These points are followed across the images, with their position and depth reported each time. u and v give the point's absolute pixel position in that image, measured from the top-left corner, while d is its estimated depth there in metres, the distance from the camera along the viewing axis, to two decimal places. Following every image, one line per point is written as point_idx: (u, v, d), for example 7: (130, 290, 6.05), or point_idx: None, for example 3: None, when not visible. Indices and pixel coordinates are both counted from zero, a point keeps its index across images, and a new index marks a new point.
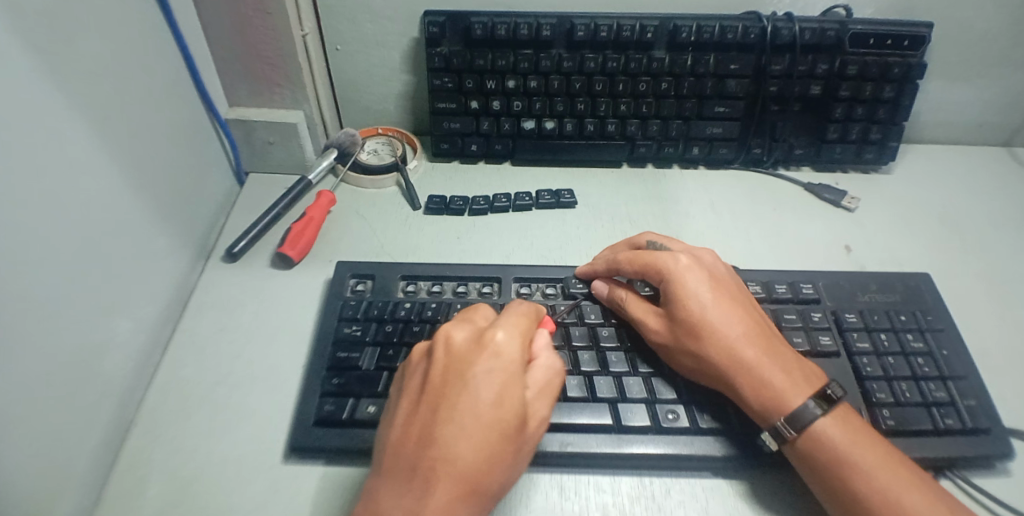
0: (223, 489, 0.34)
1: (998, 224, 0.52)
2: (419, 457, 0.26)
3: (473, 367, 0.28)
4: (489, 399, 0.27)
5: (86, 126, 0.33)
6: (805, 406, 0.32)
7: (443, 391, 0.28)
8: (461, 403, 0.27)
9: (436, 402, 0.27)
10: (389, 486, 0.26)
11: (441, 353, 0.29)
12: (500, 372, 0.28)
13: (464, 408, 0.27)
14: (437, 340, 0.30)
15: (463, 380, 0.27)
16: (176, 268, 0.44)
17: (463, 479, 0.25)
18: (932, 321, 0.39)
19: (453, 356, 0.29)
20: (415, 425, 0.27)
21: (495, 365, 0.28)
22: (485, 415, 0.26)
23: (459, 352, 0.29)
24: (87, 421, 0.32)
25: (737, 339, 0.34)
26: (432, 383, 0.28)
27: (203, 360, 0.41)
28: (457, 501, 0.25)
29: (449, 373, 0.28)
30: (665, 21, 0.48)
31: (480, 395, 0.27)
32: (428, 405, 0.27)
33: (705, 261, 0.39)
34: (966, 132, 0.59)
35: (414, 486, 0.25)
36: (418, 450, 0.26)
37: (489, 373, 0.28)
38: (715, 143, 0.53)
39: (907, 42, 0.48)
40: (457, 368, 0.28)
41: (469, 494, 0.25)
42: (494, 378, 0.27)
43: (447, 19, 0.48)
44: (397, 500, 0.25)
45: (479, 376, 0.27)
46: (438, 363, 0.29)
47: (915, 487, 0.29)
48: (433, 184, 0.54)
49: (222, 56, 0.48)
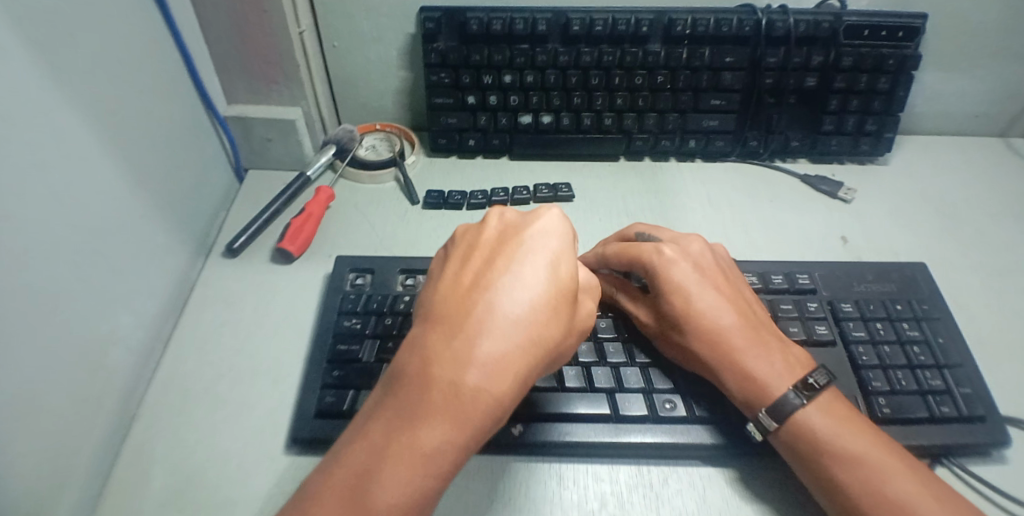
0: (226, 480, 0.34)
1: (994, 215, 0.52)
2: (469, 304, 0.26)
3: (528, 230, 0.29)
4: (544, 257, 0.28)
5: (85, 124, 0.33)
6: (785, 396, 0.32)
7: (497, 251, 0.29)
8: (516, 256, 0.28)
9: (489, 259, 0.28)
10: (437, 330, 0.26)
11: (492, 224, 0.30)
12: (554, 236, 0.29)
13: (519, 262, 0.27)
14: (490, 215, 0.31)
15: (516, 241, 0.29)
16: (176, 264, 0.44)
17: (516, 326, 0.26)
18: (928, 310, 0.40)
19: (505, 225, 0.30)
20: (469, 278, 0.28)
21: (551, 227, 0.29)
22: (540, 270, 0.27)
23: (514, 221, 0.30)
24: (89, 415, 0.33)
25: (720, 332, 0.34)
26: (484, 245, 0.29)
27: (204, 355, 0.41)
28: (507, 349, 0.25)
29: (502, 238, 0.29)
30: (660, 15, 0.48)
31: (536, 252, 0.28)
32: (480, 263, 0.28)
33: (692, 252, 0.38)
34: (963, 123, 0.60)
35: (472, 326, 0.25)
36: (472, 293, 0.27)
37: (542, 236, 0.28)
38: (712, 136, 0.54)
39: (902, 34, 0.49)
40: (509, 234, 0.29)
41: (521, 343, 0.25)
42: (550, 240, 0.28)
43: (443, 15, 0.48)
44: (448, 341, 0.25)
45: (532, 239, 0.28)
46: (490, 232, 0.30)
47: (901, 473, 0.29)
48: (431, 179, 0.54)
49: (220, 53, 0.48)
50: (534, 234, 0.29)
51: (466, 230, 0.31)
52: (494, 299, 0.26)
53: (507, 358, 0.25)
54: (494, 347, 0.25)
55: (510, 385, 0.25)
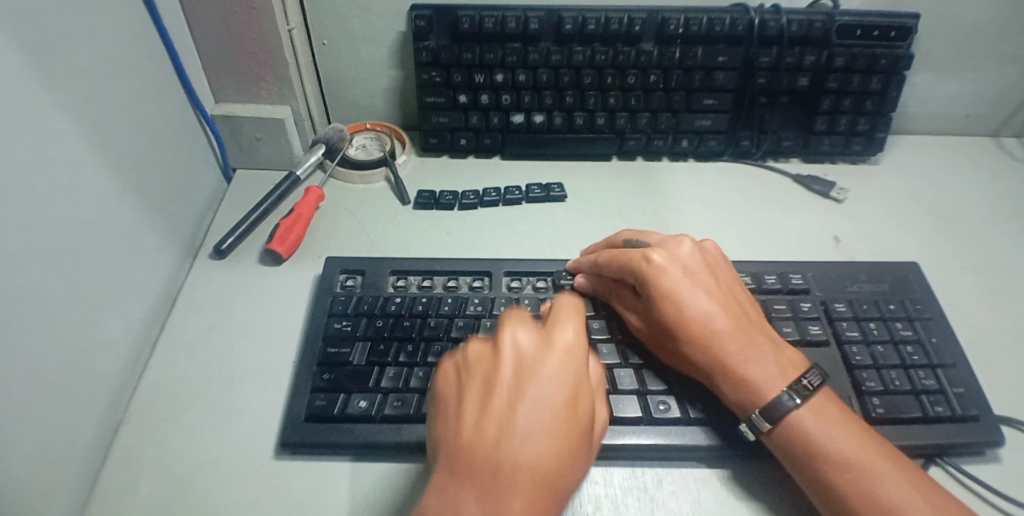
0: (213, 486, 0.33)
1: (985, 214, 0.52)
2: (495, 460, 0.24)
3: (547, 364, 0.27)
4: (562, 396, 0.26)
5: (69, 121, 0.32)
6: (779, 398, 0.32)
7: (516, 387, 0.26)
8: (539, 400, 0.26)
9: (510, 402, 0.26)
10: (463, 487, 0.24)
11: (508, 354, 0.27)
12: (573, 374, 0.27)
13: (544, 410, 0.26)
14: (502, 339, 0.28)
15: (537, 380, 0.26)
16: (164, 265, 0.43)
17: (541, 476, 0.24)
18: (921, 310, 0.40)
19: (522, 354, 0.27)
20: (491, 421, 0.25)
21: (568, 360, 0.27)
22: (561, 414, 0.26)
23: (529, 348, 0.27)
24: (74, 423, 0.32)
25: (710, 339, 0.34)
26: (502, 378, 0.26)
27: (193, 358, 0.40)
28: (535, 503, 0.24)
29: (520, 370, 0.27)
30: (653, 14, 0.48)
31: (557, 398, 0.26)
32: (502, 406, 0.26)
33: (681, 257, 0.37)
34: (954, 123, 0.60)
35: (500, 488, 0.23)
36: (498, 443, 0.24)
37: (561, 373, 0.27)
38: (705, 136, 0.53)
39: (894, 34, 0.49)
40: (529, 368, 0.27)
41: (545, 494, 0.24)
42: (569, 378, 0.27)
43: (434, 14, 0.48)
44: (477, 495, 0.23)
45: (554, 378, 0.26)
46: (507, 359, 0.27)
47: (895, 476, 0.29)
48: (423, 179, 0.54)
49: (207, 51, 0.48)
50: (554, 372, 0.27)
51: (479, 353, 0.28)
52: (520, 446, 0.24)
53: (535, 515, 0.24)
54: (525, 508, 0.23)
55: None
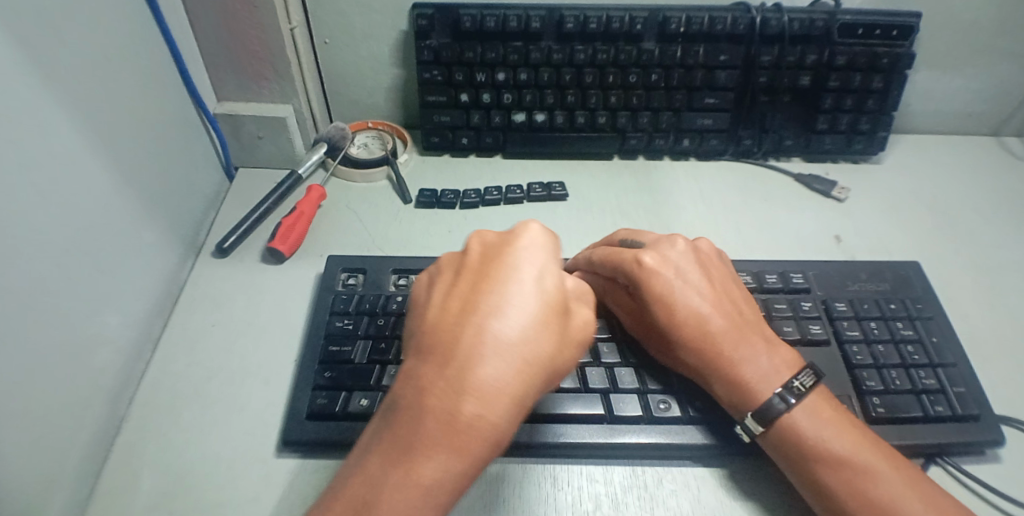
0: (215, 483, 0.34)
1: (986, 214, 0.52)
2: (457, 330, 0.25)
3: (509, 246, 0.27)
4: (525, 272, 0.26)
5: (72, 120, 0.32)
6: (770, 401, 0.32)
7: (479, 270, 0.27)
8: (501, 275, 0.26)
9: (474, 282, 0.27)
10: (427, 360, 0.25)
11: (474, 249, 0.28)
12: (538, 253, 0.27)
13: (504, 287, 0.26)
14: (470, 239, 0.29)
15: (499, 262, 0.27)
16: (166, 263, 0.43)
17: (505, 342, 0.24)
18: (921, 309, 0.40)
19: (487, 245, 0.28)
20: (454, 301, 0.26)
21: (533, 241, 0.27)
22: (523, 289, 0.26)
23: (493, 239, 0.28)
24: (77, 419, 0.32)
25: (704, 340, 0.34)
26: (467, 267, 0.28)
27: (195, 356, 0.41)
28: (500, 372, 0.24)
29: (485, 257, 0.28)
30: (654, 13, 0.48)
31: (520, 273, 0.26)
32: (466, 287, 0.27)
33: (672, 258, 0.37)
34: (956, 122, 0.60)
35: (460, 354, 0.24)
36: (459, 317, 0.25)
37: (524, 252, 0.27)
38: (706, 134, 0.53)
39: (895, 33, 0.49)
40: (492, 255, 0.27)
41: (513, 360, 0.24)
42: (534, 257, 0.27)
43: (435, 12, 0.48)
44: (438, 364, 0.24)
45: (516, 257, 0.27)
46: (473, 252, 0.28)
47: (888, 477, 0.29)
48: (424, 178, 0.54)
49: (209, 49, 0.48)
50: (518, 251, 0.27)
51: (452, 255, 0.30)
52: (480, 315, 0.25)
53: (501, 382, 0.24)
54: (486, 372, 0.24)
55: (506, 409, 0.24)
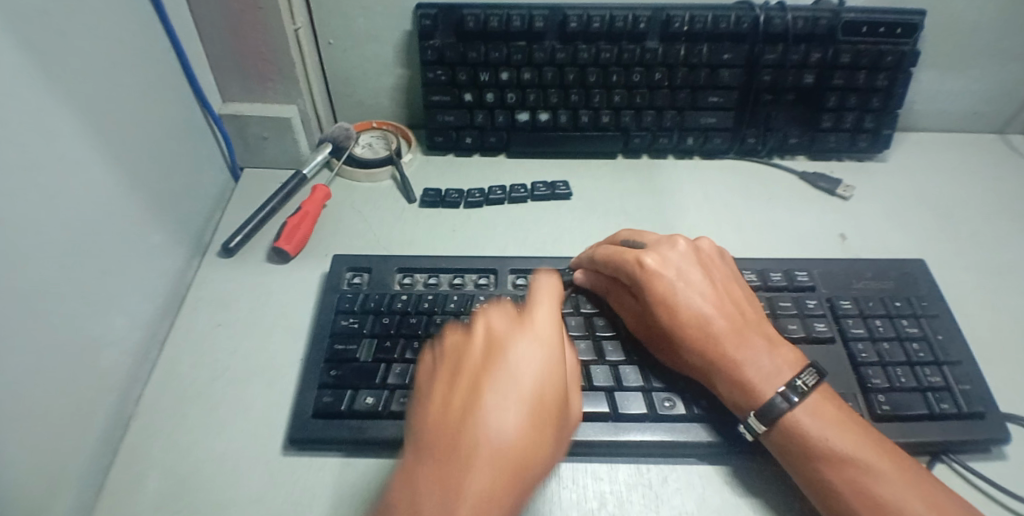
0: (222, 481, 0.34)
1: (992, 212, 0.52)
2: (458, 426, 0.25)
3: (513, 344, 0.28)
4: (530, 371, 0.27)
5: (78, 121, 0.33)
6: (772, 400, 0.32)
7: (483, 364, 0.28)
8: (505, 374, 0.27)
9: (477, 375, 0.27)
10: (425, 458, 0.24)
11: (481, 337, 0.29)
12: (542, 352, 0.28)
13: (510, 382, 0.27)
14: (476, 327, 0.30)
15: (506, 356, 0.28)
16: (172, 263, 0.44)
17: (504, 445, 0.25)
18: (927, 307, 0.40)
19: (492, 335, 0.29)
20: (457, 396, 0.27)
21: (535, 341, 0.29)
22: (529, 388, 0.27)
23: (500, 331, 0.29)
24: (85, 417, 0.32)
25: (706, 340, 0.34)
26: (470, 360, 0.28)
27: (201, 355, 0.41)
28: (503, 474, 0.24)
29: (489, 350, 0.28)
30: (658, 12, 0.48)
31: (525, 372, 0.27)
32: (469, 380, 0.27)
33: (673, 259, 0.38)
34: (961, 120, 0.59)
35: (459, 453, 0.24)
36: (462, 413, 0.26)
37: (530, 350, 0.28)
38: (710, 133, 0.53)
39: (900, 31, 0.48)
40: (499, 348, 0.28)
41: (509, 464, 0.25)
42: (540, 355, 0.28)
43: (439, 12, 0.48)
44: (436, 464, 0.24)
45: (522, 354, 0.28)
46: (477, 343, 0.29)
47: (891, 475, 0.29)
48: (428, 177, 0.54)
49: (214, 50, 0.48)
50: (521, 350, 0.28)
51: (454, 342, 0.30)
52: (483, 413, 0.25)
53: (496, 487, 0.24)
54: (485, 476, 0.24)
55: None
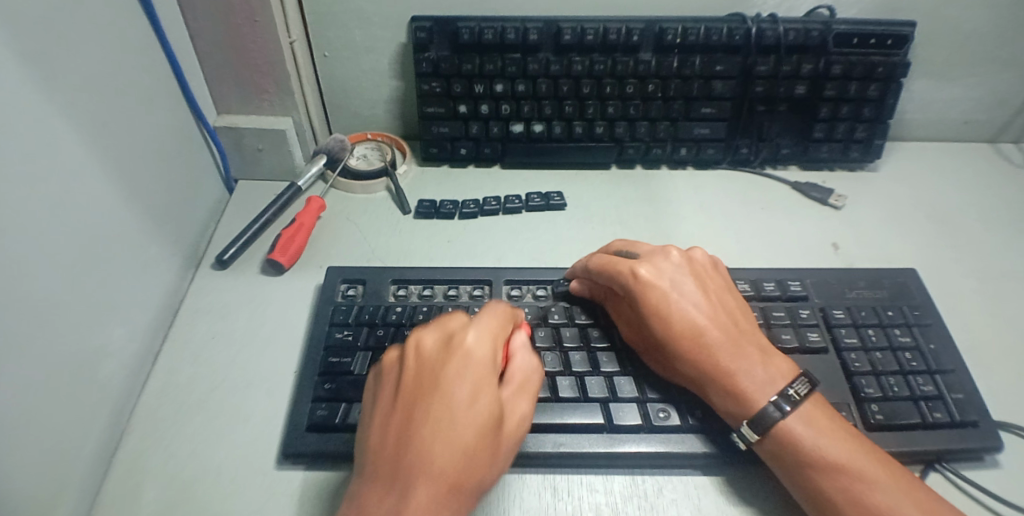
0: (215, 496, 0.33)
1: (985, 220, 0.52)
2: (395, 457, 0.26)
3: (445, 368, 0.29)
4: (459, 390, 0.28)
5: (74, 134, 0.33)
6: (765, 410, 0.32)
7: (417, 390, 0.28)
8: (436, 402, 0.27)
9: (412, 402, 0.28)
10: (371, 490, 0.26)
11: (412, 357, 0.30)
12: (472, 372, 0.29)
13: (439, 403, 0.27)
14: (409, 347, 0.30)
15: (435, 377, 0.28)
16: (166, 275, 0.44)
17: (439, 474, 0.26)
18: (919, 316, 0.40)
19: (423, 355, 0.30)
20: (393, 426, 0.27)
21: (468, 363, 0.29)
22: (459, 407, 0.27)
23: (431, 352, 0.30)
24: (79, 431, 0.32)
25: (699, 350, 0.34)
26: (406, 384, 0.29)
27: (195, 367, 0.41)
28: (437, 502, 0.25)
29: (422, 373, 0.29)
30: (651, 24, 0.48)
31: (454, 392, 0.28)
32: (404, 409, 0.28)
33: (667, 270, 0.38)
34: (953, 129, 0.60)
35: (397, 489, 0.25)
36: (398, 445, 0.27)
37: (459, 374, 0.28)
38: (703, 143, 0.54)
39: (890, 42, 0.49)
40: (428, 369, 0.29)
41: (450, 493, 0.26)
42: (469, 380, 0.28)
43: (435, 25, 0.48)
44: (379, 497, 0.25)
45: (452, 374, 0.28)
46: (411, 363, 0.30)
47: (885, 481, 0.30)
48: (424, 188, 0.54)
49: (210, 63, 0.48)
50: (452, 373, 0.28)
51: (392, 359, 0.31)
52: (418, 445, 0.26)
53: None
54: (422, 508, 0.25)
55: None
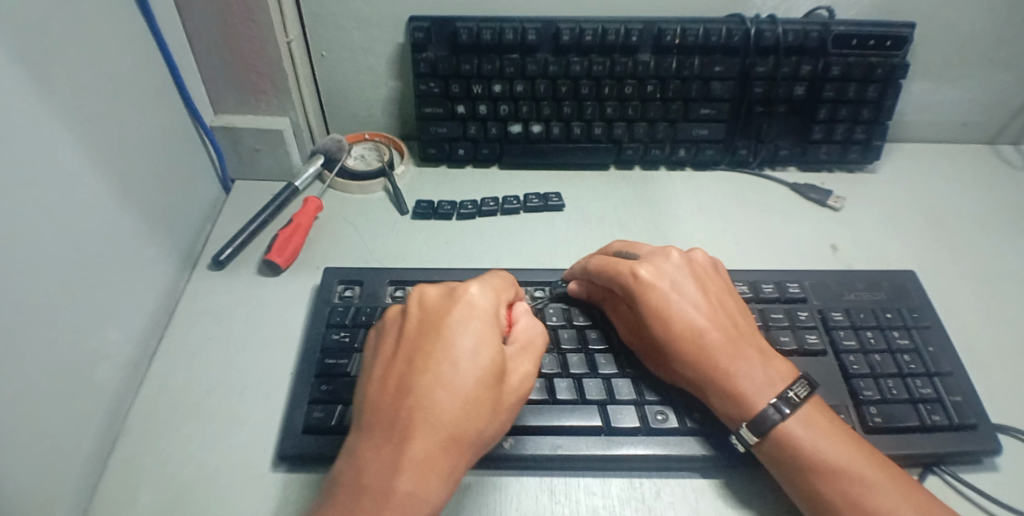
0: (210, 499, 0.33)
1: (983, 222, 0.52)
2: (394, 401, 0.27)
3: (447, 318, 0.29)
4: (459, 338, 0.28)
5: (70, 135, 0.32)
6: (765, 412, 0.32)
7: (418, 339, 0.29)
8: (437, 348, 0.28)
9: (413, 349, 0.29)
10: (371, 433, 0.27)
11: (415, 309, 0.31)
12: (473, 322, 0.29)
13: (440, 350, 0.28)
14: (413, 299, 0.31)
15: (437, 326, 0.29)
16: (162, 276, 0.43)
17: (435, 417, 0.26)
18: (918, 319, 0.40)
19: (426, 307, 0.31)
20: (394, 373, 0.28)
21: (469, 314, 0.29)
22: (459, 354, 0.28)
23: (434, 304, 0.31)
24: (74, 434, 0.32)
25: (698, 352, 0.34)
26: (408, 332, 0.30)
27: (191, 369, 0.40)
28: (437, 450, 0.26)
29: (424, 323, 0.30)
30: (650, 25, 0.48)
31: (454, 340, 0.28)
32: (405, 355, 0.29)
33: (667, 270, 0.38)
34: (952, 130, 0.60)
35: (395, 429, 0.26)
36: (398, 389, 0.27)
37: (459, 325, 0.29)
38: (702, 145, 0.54)
39: (889, 44, 0.49)
40: (430, 319, 0.30)
41: (445, 435, 0.26)
42: (469, 330, 0.29)
43: (433, 25, 0.48)
44: (377, 438, 0.26)
45: (453, 323, 0.29)
46: (415, 315, 0.31)
47: (884, 484, 0.29)
48: (421, 189, 0.54)
49: (206, 63, 0.48)
50: (453, 322, 0.29)
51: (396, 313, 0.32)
52: (416, 389, 0.27)
53: (432, 458, 0.26)
54: (418, 447, 0.26)
55: (439, 487, 0.26)
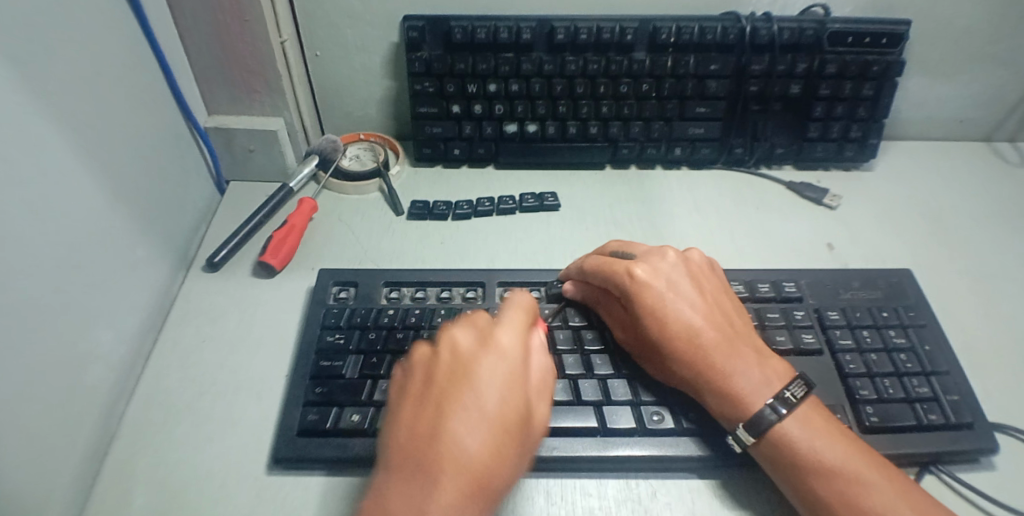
0: (204, 502, 0.33)
1: (979, 220, 0.52)
2: (424, 454, 0.25)
3: (481, 366, 0.28)
4: (494, 391, 0.27)
5: (62, 137, 0.32)
6: (761, 412, 0.32)
7: (449, 387, 0.28)
8: (471, 399, 0.27)
9: (444, 398, 0.27)
10: (395, 488, 0.25)
11: (447, 353, 0.29)
12: (507, 371, 0.28)
13: (475, 402, 0.27)
14: (443, 342, 0.30)
15: (471, 374, 0.28)
16: (155, 277, 0.43)
17: (468, 474, 0.25)
18: (914, 317, 0.40)
19: (457, 352, 0.29)
20: (423, 421, 0.27)
21: (504, 363, 0.28)
22: (493, 406, 0.27)
23: (466, 350, 0.29)
24: (67, 437, 0.32)
25: (694, 352, 0.34)
26: (438, 378, 0.28)
27: (185, 371, 0.40)
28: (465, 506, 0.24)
29: (457, 370, 0.28)
30: (645, 23, 0.48)
31: (489, 392, 0.27)
32: (436, 403, 0.27)
33: (664, 270, 0.37)
34: (949, 127, 0.60)
35: (423, 484, 0.24)
36: (428, 441, 0.26)
37: (495, 376, 0.27)
38: (697, 143, 0.53)
39: (885, 41, 0.49)
40: (461, 367, 0.28)
41: (475, 493, 0.25)
42: (502, 379, 0.28)
43: (427, 24, 0.48)
44: (403, 494, 0.24)
45: (488, 373, 0.28)
46: (445, 360, 0.29)
47: (882, 485, 0.29)
48: (417, 189, 0.54)
49: (199, 63, 0.47)
50: (488, 372, 0.28)
51: (421, 355, 0.30)
52: (448, 442, 0.25)
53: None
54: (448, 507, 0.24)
55: None
